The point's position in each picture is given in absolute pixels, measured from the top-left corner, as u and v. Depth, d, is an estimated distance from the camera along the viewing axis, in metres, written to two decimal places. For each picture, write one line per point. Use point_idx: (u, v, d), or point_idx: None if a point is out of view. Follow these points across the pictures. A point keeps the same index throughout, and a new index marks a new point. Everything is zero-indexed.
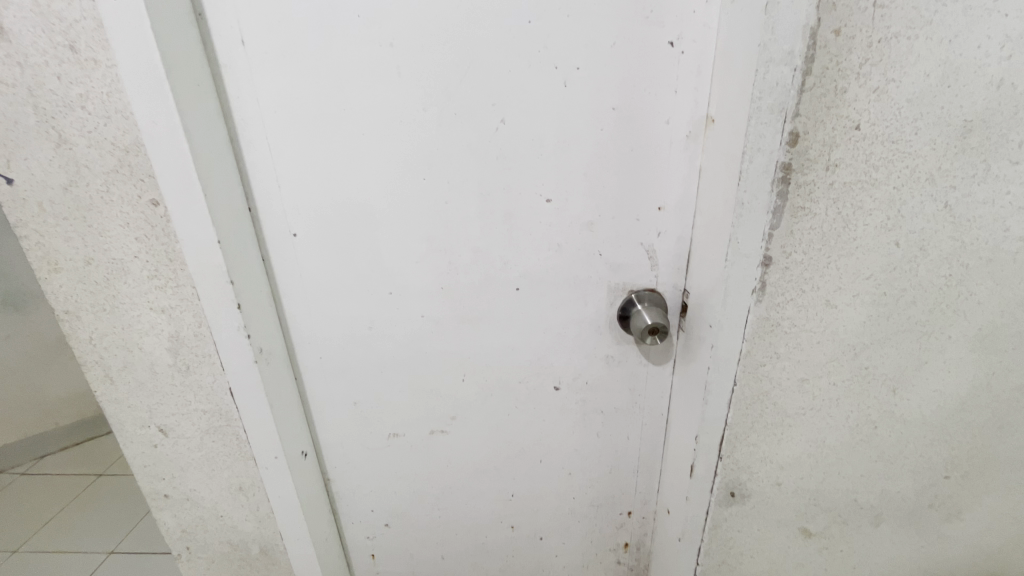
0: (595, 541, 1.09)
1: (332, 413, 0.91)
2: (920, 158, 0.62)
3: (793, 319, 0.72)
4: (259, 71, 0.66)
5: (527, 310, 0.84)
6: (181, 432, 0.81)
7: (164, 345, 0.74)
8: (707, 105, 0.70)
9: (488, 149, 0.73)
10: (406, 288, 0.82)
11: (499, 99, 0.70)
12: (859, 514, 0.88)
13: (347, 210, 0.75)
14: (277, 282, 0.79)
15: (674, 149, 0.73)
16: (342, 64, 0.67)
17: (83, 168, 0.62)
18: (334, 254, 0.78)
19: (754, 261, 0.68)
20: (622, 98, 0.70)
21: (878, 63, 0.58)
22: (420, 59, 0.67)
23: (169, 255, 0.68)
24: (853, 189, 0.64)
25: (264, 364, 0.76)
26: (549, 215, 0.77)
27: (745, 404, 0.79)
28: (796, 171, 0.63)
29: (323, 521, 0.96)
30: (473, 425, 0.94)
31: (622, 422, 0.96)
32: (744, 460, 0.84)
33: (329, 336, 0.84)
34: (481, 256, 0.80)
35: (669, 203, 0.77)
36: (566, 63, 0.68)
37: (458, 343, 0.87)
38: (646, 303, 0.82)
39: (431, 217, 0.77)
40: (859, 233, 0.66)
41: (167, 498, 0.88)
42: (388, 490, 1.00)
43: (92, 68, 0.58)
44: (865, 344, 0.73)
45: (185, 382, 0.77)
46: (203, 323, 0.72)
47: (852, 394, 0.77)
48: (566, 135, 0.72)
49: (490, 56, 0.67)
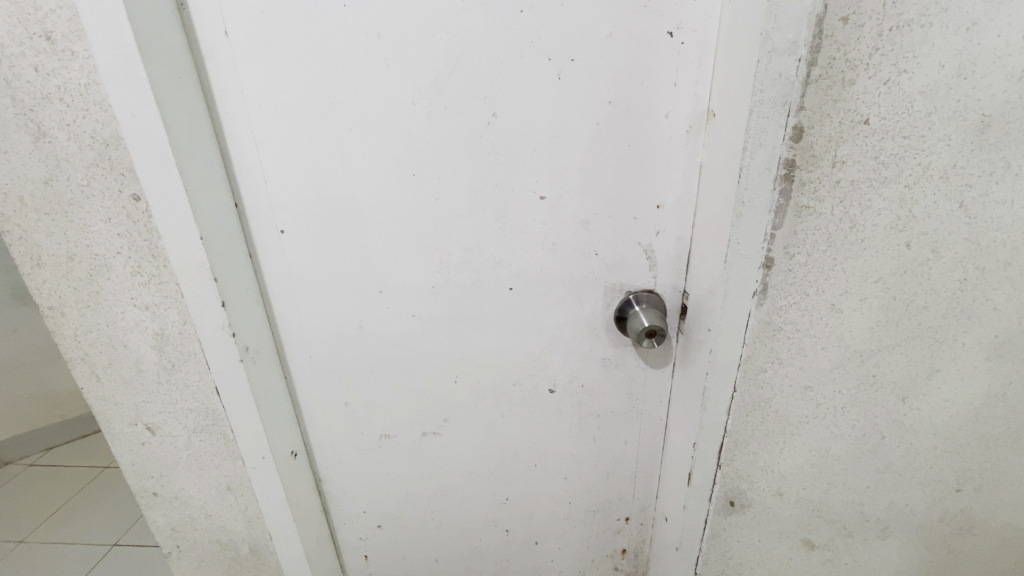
0: (592, 546, 1.07)
1: (323, 412, 0.90)
2: (934, 155, 0.58)
3: (796, 323, 0.69)
4: (244, 62, 0.65)
5: (521, 311, 0.82)
6: (168, 430, 0.80)
7: (148, 342, 0.73)
8: (708, 99, 0.67)
9: (479, 144, 0.70)
10: (397, 287, 0.80)
11: (491, 92, 0.67)
12: (865, 527, 0.84)
13: (335, 207, 0.73)
14: (264, 279, 0.78)
15: (673, 145, 0.70)
16: (328, 56, 0.65)
17: (63, 161, 0.61)
18: (322, 252, 0.76)
19: (756, 262, 0.65)
20: (619, 91, 0.67)
21: (889, 53, 0.54)
22: (409, 50, 0.65)
23: (153, 250, 0.66)
24: (861, 187, 0.61)
25: (250, 362, 0.75)
26: (543, 214, 0.75)
27: (745, 411, 0.76)
28: (800, 168, 0.60)
29: (314, 522, 0.94)
30: (466, 427, 0.92)
31: (619, 426, 0.93)
32: (744, 468, 0.81)
33: (320, 335, 0.83)
34: (472, 255, 0.78)
35: (668, 201, 0.74)
36: (560, 53, 0.65)
37: (451, 343, 0.84)
38: (644, 305, 0.79)
39: (421, 214, 0.75)
40: (867, 234, 0.63)
41: (156, 496, 0.87)
42: (380, 491, 0.98)
43: (69, 59, 0.56)
44: (873, 351, 0.70)
45: (171, 380, 0.76)
46: (188, 321, 0.71)
47: (859, 402, 0.74)
48: (560, 129, 0.70)
49: (481, 48, 0.65)
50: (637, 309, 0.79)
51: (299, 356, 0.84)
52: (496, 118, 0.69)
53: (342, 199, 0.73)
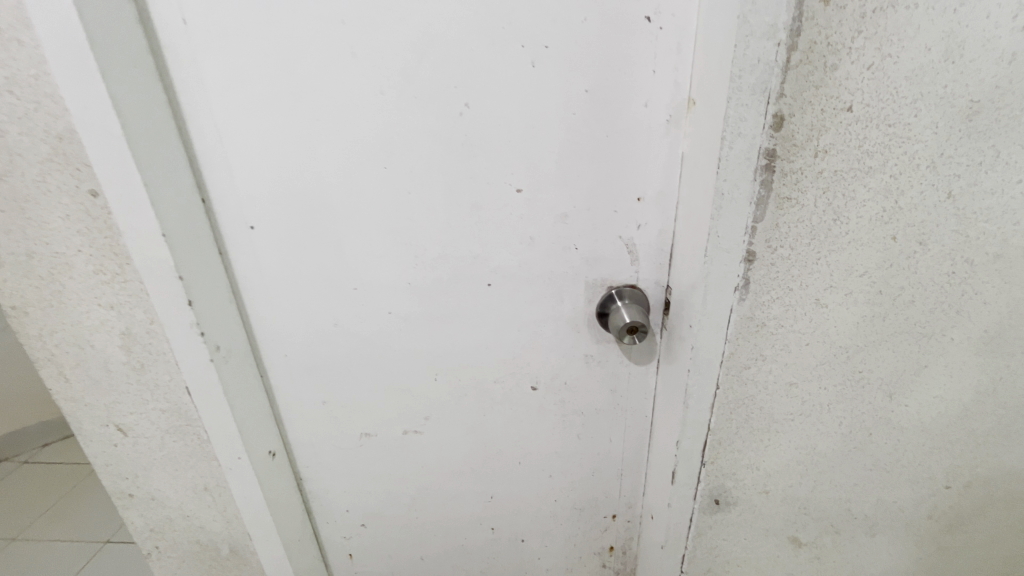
0: (579, 544, 1.06)
1: (301, 411, 0.88)
2: (921, 143, 0.56)
3: (779, 319, 0.67)
4: (203, 51, 0.62)
5: (501, 307, 0.80)
6: (141, 431, 0.79)
7: (115, 342, 0.71)
8: (688, 87, 0.65)
9: (452, 135, 0.68)
10: (372, 283, 0.78)
11: (462, 81, 0.65)
12: (853, 524, 0.83)
13: (305, 202, 0.71)
14: (236, 276, 0.76)
15: (653, 135, 0.68)
16: (291, 44, 0.62)
17: (17, 157, 0.59)
18: (294, 247, 0.74)
19: (737, 256, 0.63)
20: (596, 79, 0.65)
21: (872, 37, 0.52)
22: (375, 38, 0.62)
23: (115, 248, 0.64)
24: (845, 177, 0.58)
25: (222, 362, 0.73)
26: (520, 207, 0.73)
27: (728, 409, 0.74)
28: (781, 159, 0.57)
29: (295, 522, 0.93)
30: (447, 425, 0.91)
31: (604, 423, 0.92)
32: (729, 467, 0.80)
33: (295, 332, 0.81)
34: (448, 250, 0.75)
35: (649, 193, 0.72)
36: (533, 40, 0.63)
37: (429, 341, 0.83)
38: (626, 299, 0.78)
39: (394, 209, 0.72)
40: (852, 226, 0.61)
41: (132, 497, 0.86)
42: (362, 490, 0.97)
43: (16, 49, 0.54)
44: (859, 346, 0.68)
45: (141, 381, 0.74)
46: (154, 320, 0.69)
47: (845, 399, 0.72)
48: (535, 120, 0.67)
49: (450, 34, 0.62)
50: (617, 307, 0.77)
51: (275, 353, 0.83)
52: (469, 108, 0.67)
53: (312, 193, 0.71)
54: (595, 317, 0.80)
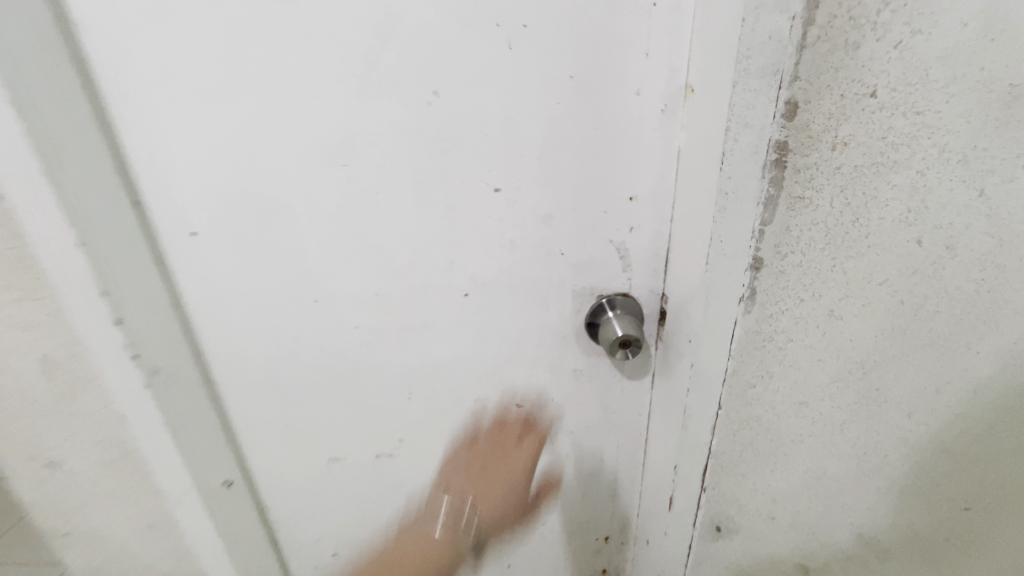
0: (570, 567, 0.99)
1: (260, 436, 0.79)
2: (952, 134, 0.47)
3: (788, 333, 0.60)
4: (128, 30, 0.53)
5: (479, 319, 0.72)
6: (73, 463, 0.70)
7: (36, 365, 0.62)
8: (685, 72, 0.58)
9: (420, 129, 0.60)
10: (336, 296, 0.69)
11: (430, 66, 0.56)
12: (875, 559, 0.73)
13: (255, 206, 0.63)
14: (180, 288, 0.67)
15: (646, 127, 0.61)
16: (234, 24, 0.53)
17: None
18: (246, 256, 0.66)
19: (741, 264, 0.56)
20: (581, 63, 0.57)
21: (901, 8, 0.43)
22: (330, 16, 0.53)
23: (26, 260, 0.57)
24: (866, 174, 0.50)
25: (161, 386, 0.65)
26: (498, 209, 0.65)
27: (732, 431, 0.68)
28: (794, 152, 0.50)
29: (258, 554, 0.85)
30: (425, 447, 0.83)
31: (595, 442, 0.85)
32: (731, 492, 0.74)
33: (251, 351, 0.72)
34: (420, 258, 0.67)
35: (642, 192, 0.65)
36: (509, 18, 0.55)
37: (401, 358, 0.74)
38: (618, 310, 0.71)
39: (359, 213, 0.64)
40: (871, 229, 0.53)
41: (70, 535, 0.77)
42: (333, 518, 0.89)
43: None
44: (876, 363, 0.60)
45: (69, 409, 0.65)
46: (77, 339, 0.61)
47: (859, 420, 0.64)
48: (513, 110, 0.59)
49: (414, 11, 0.54)
50: (608, 318, 0.70)
51: (230, 375, 0.74)
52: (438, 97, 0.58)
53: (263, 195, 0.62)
54: (583, 327, 0.74)
